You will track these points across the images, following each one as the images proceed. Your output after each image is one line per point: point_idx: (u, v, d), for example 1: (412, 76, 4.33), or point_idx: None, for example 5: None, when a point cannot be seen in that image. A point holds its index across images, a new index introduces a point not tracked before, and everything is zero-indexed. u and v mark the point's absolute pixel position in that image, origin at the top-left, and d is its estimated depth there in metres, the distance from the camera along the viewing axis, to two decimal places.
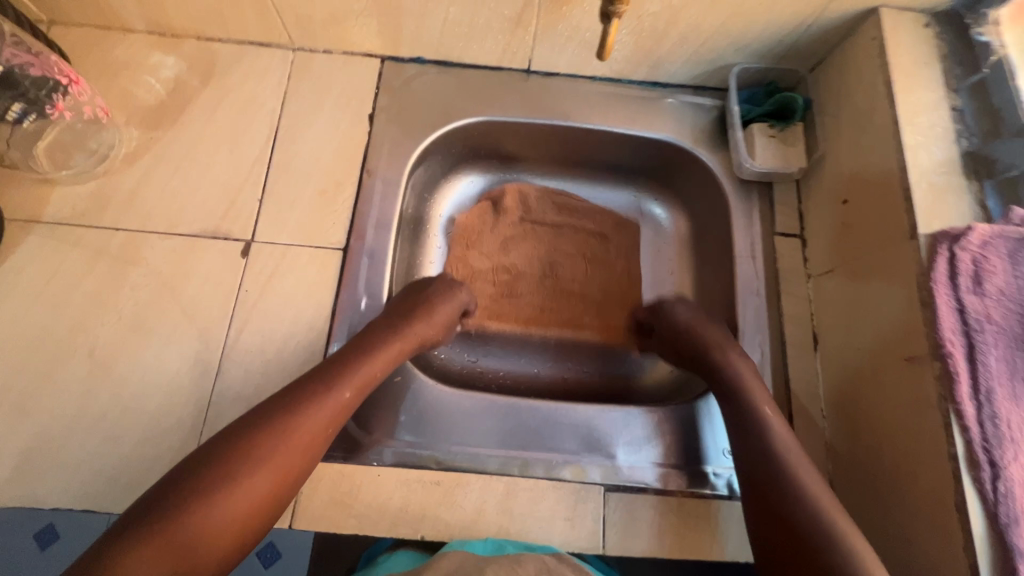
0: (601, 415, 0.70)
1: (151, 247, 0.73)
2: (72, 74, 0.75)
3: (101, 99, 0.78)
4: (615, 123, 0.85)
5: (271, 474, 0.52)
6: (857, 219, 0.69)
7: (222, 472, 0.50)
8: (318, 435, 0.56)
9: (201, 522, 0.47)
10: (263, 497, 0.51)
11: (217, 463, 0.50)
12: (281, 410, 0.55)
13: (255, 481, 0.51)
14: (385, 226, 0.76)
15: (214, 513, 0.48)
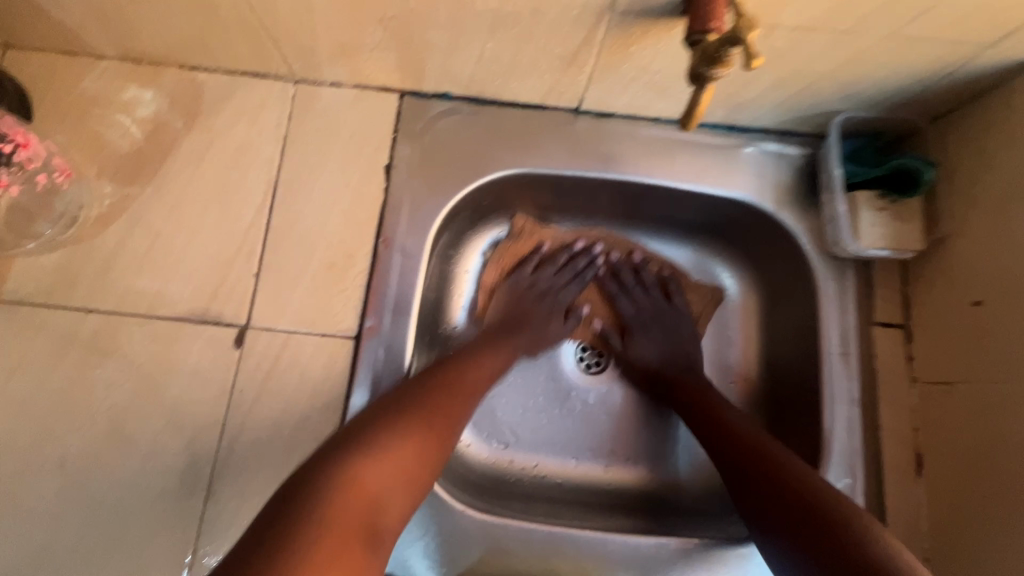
0: (657, 550, 0.60)
1: (128, 335, 0.61)
2: (19, 136, 0.61)
3: (60, 159, 0.65)
4: (680, 176, 0.70)
5: (436, 427, 0.52)
6: (995, 330, 0.55)
7: (409, 394, 0.54)
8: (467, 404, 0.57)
9: (389, 456, 0.48)
10: (428, 450, 0.51)
11: (392, 414, 0.51)
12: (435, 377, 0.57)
13: (427, 430, 0.52)
14: (404, 309, 0.64)
15: (395, 456, 0.48)
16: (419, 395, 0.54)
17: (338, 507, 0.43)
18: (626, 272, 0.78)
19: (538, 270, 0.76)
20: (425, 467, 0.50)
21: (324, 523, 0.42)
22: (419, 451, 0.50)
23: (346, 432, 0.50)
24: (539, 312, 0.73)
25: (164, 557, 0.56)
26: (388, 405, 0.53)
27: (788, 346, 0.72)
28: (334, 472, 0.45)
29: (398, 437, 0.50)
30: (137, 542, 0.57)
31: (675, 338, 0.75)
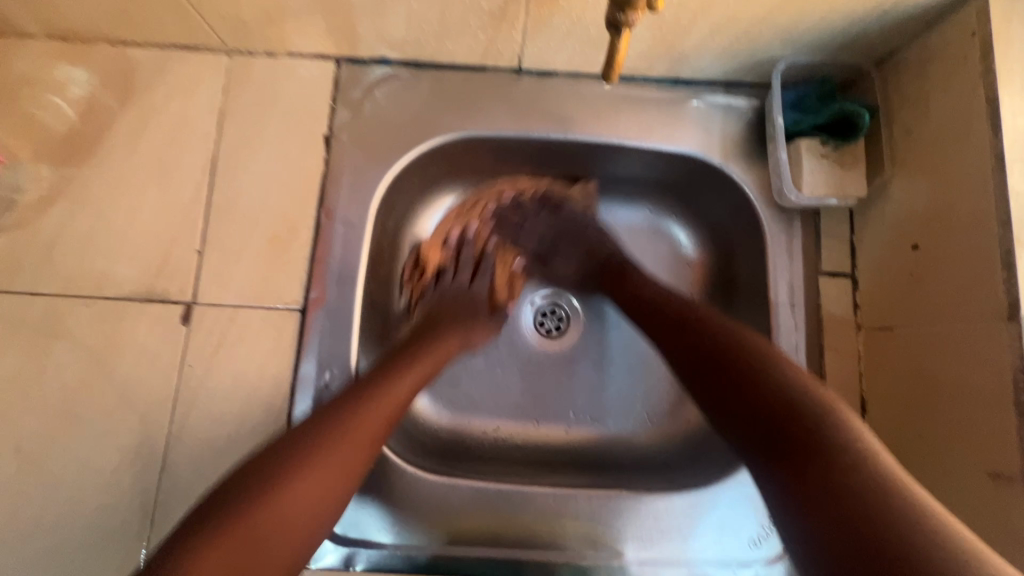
0: (606, 503, 0.61)
1: (76, 317, 0.62)
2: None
3: None
4: (626, 133, 0.69)
5: (313, 493, 0.44)
6: (930, 272, 0.55)
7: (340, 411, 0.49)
8: (364, 456, 0.48)
9: (265, 519, 0.41)
10: (305, 520, 0.43)
11: (263, 479, 0.43)
12: (315, 431, 0.47)
13: (312, 487, 0.44)
14: (349, 278, 0.64)
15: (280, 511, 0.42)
16: (295, 457, 0.45)
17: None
18: (507, 216, 0.76)
19: (444, 279, 0.74)
20: (304, 533, 0.43)
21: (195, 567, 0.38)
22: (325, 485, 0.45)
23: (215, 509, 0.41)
24: (465, 313, 0.69)
25: (123, 527, 0.58)
26: (258, 468, 0.44)
27: (741, 300, 0.72)
28: (195, 557, 0.38)
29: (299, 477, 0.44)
30: (98, 514, 0.58)
31: (583, 239, 0.73)
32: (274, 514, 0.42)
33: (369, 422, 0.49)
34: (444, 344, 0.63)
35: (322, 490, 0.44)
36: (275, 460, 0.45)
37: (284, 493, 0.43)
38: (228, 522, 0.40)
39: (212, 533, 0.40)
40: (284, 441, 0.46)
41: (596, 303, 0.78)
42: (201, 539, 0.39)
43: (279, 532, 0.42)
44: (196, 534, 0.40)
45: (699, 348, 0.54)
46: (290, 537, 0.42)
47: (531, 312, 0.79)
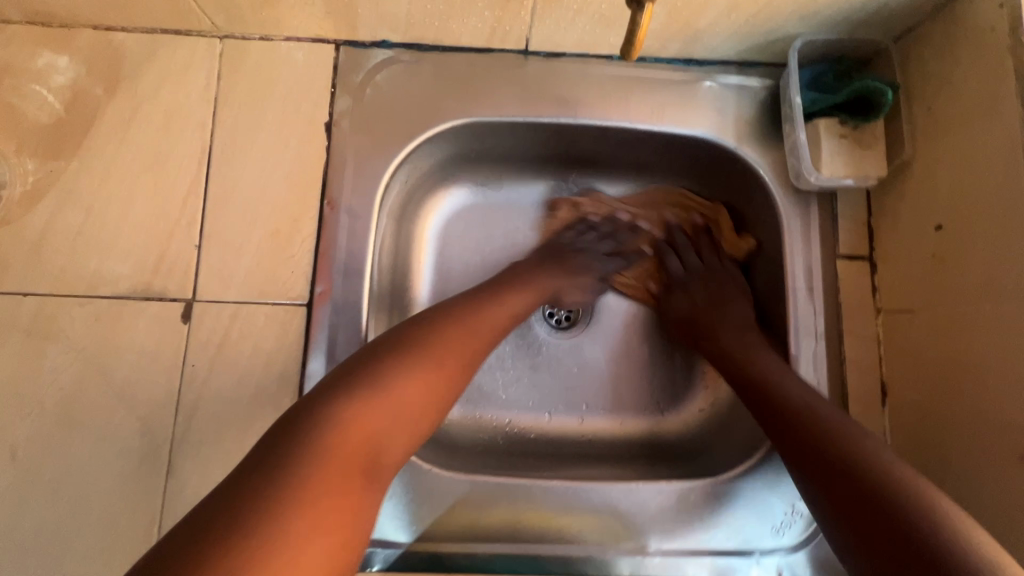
0: (627, 495, 0.60)
1: (69, 317, 0.59)
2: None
3: None
4: (639, 117, 0.67)
5: (439, 376, 0.47)
6: (954, 254, 0.54)
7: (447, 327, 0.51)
8: (476, 358, 0.51)
9: (396, 392, 0.44)
10: (423, 411, 0.45)
11: (397, 354, 0.46)
12: (437, 326, 0.50)
13: (437, 375, 0.47)
14: (357, 270, 0.62)
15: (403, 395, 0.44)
16: (412, 353, 0.47)
17: (345, 432, 0.40)
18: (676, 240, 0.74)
19: (576, 232, 0.74)
20: (427, 414, 0.46)
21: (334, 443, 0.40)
22: (437, 388, 0.46)
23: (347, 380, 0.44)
24: (578, 264, 0.70)
25: (128, 534, 0.56)
26: (388, 347, 0.47)
27: (756, 286, 0.70)
28: (336, 408, 0.41)
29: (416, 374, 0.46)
30: (102, 522, 0.56)
31: (715, 293, 0.69)
32: (406, 387, 0.44)
33: (479, 329, 0.53)
34: (545, 279, 0.65)
35: (445, 378, 0.47)
36: (403, 343, 0.47)
37: (414, 374, 0.45)
38: (365, 387, 0.43)
39: (350, 391, 0.43)
40: (410, 330, 0.49)
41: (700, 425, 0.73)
42: (340, 396, 0.42)
43: (407, 407, 0.44)
44: (333, 390, 0.43)
45: (769, 406, 0.53)
46: (412, 414, 0.44)
47: None
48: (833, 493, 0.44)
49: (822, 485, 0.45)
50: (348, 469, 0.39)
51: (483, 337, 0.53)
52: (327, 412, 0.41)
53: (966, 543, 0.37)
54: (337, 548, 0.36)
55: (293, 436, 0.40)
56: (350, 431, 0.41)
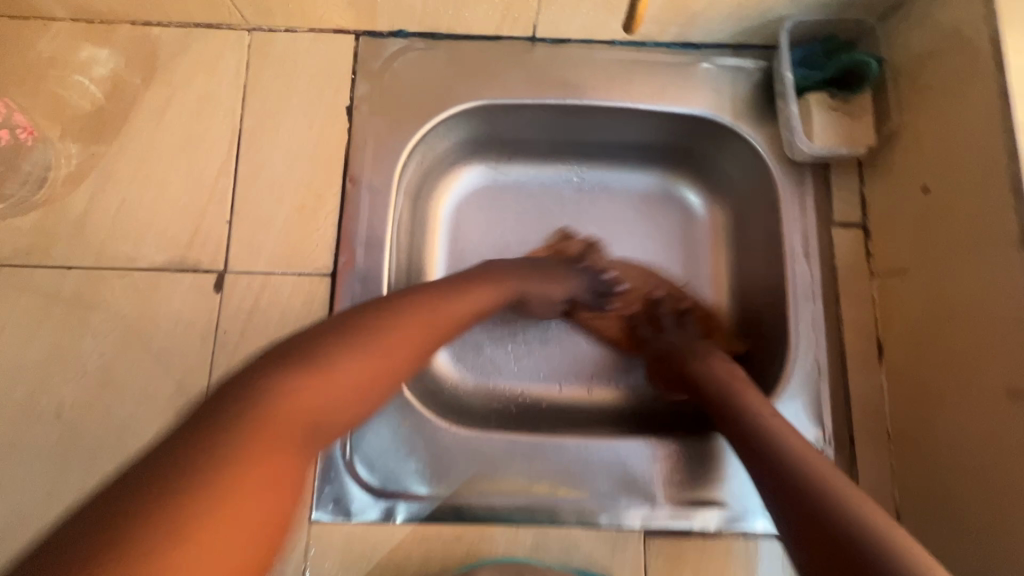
0: (635, 451, 0.62)
1: (110, 288, 0.63)
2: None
3: (21, 114, 0.66)
4: (640, 97, 0.71)
5: (376, 364, 0.46)
6: (941, 212, 0.57)
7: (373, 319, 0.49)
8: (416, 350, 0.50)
9: (326, 381, 0.42)
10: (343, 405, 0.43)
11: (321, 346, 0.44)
12: (372, 317, 0.49)
13: (371, 363, 0.45)
14: (378, 242, 0.66)
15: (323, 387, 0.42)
16: (334, 343, 0.45)
17: (271, 418, 0.38)
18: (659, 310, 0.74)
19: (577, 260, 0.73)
20: (358, 401, 0.44)
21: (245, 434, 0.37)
22: (360, 381, 0.44)
23: (260, 375, 0.41)
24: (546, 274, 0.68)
25: None
26: (321, 338, 0.45)
27: (755, 258, 0.74)
28: (265, 392, 0.39)
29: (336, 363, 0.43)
30: None
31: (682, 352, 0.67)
32: (336, 377, 0.43)
33: (421, 322, 0.51)
34: (515, 280, 0.64)
35: (379, 369, 0.46)
36: (328, 335, 0.46)
37: (344, 363, 0.44)
38: (294, 373, 0.41)
39: (277, 377, 0.41)
40: (347, 321, 0.48)
41: (703, 444, 0.63)
42: (266, 381, 0.40)
43: (337, 393, 0.42)
44: (258, 376, 0.41)
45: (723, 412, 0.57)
46: (340, 406, 0.43)
47: None
48: (776, 495, 0.46)
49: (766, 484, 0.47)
50: (273, 456, 0.37)
51: (429, 332, 0.51)
52: (254, 398, 0.39)
53: (884, 536, 0.39)
54: (254, 536, 0.34)
55: (215, 420, 0.37)
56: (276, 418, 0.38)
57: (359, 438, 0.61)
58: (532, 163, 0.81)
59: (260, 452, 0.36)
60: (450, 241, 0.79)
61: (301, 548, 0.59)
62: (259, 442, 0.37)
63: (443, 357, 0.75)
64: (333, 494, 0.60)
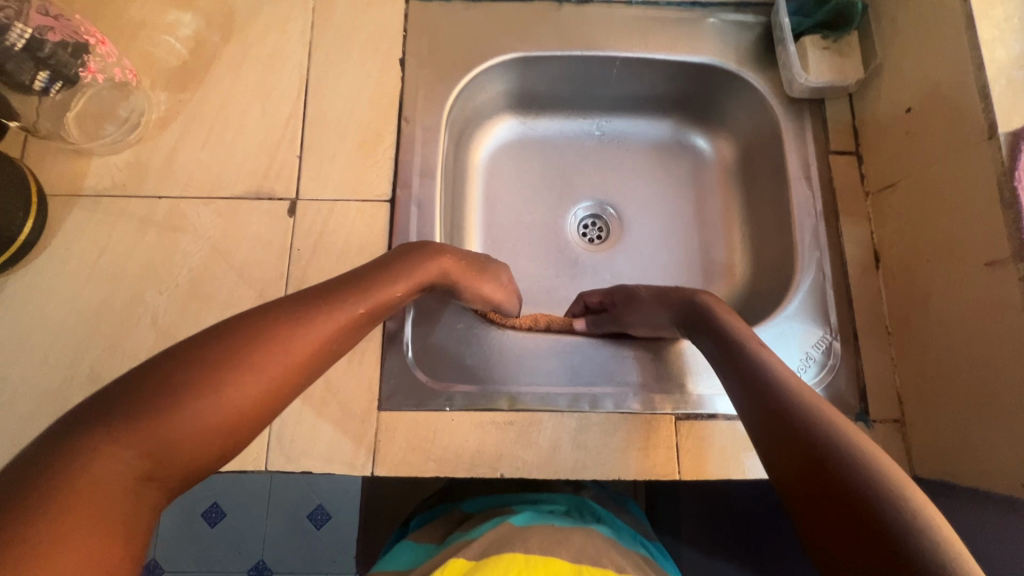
0: (664, 348, 0.70)
1: (197, 214, 0.72)
2: (97, 35, 0.73)
3: (128, 60, 0.76)
4: (655, 49, 0.81)
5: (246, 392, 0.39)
6: (923, 126, 0.66)
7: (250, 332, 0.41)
8: (301, 371, 0.42)
9: (173, 427, 0.36)
10: (205, 442, 0.37)
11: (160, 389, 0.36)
12: (244, 332, 0.41)
13: (237, 396, 0.38)
14: (430, 173, 0.75)
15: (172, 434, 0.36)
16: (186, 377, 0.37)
17: (89, 484, 0.33)
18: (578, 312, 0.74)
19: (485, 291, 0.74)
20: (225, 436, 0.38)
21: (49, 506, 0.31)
22: (229, 413, 0.38)
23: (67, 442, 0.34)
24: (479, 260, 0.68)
25: None
26: (164, 362, 0.38)
27: (763, 190, 0.83)
28: (100, 440, 0.34)
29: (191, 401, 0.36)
30: None
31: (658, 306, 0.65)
32: (180, 421, 0.36)
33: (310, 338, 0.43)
34: (425, 271, 0.59)
35: (249, 399, 0.39)
36: (179, 366, 0.38)
37: (194, 403, 0.36)
38: (123, 426, 0.35)
39: (97, 436, 0.34)
40: (201, 339, 0.40)
41: (667, 348, 0.70)
42: (88, 439, 0.34)
43: (192, 436, 0.36)
44: (77, 434, 0.34)
45: (727, 371, 0.53)
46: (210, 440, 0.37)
47: (574, 222, 0.90)
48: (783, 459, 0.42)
49: (777, 455, 0.43)
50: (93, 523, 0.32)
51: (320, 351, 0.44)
52: (71, 459, 0.33)
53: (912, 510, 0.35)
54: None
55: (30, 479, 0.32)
56: (99, 485, 0.33)
57: (419, 339, 0.69)
58: (557, 117, 0.91)
59: (78, 527, 0.31)
60: (492, 189, 0.89)
61: (369, 437, 0.65)
62: (74, 514, 0.31)
63: None
64: (396, 388, 0.67)
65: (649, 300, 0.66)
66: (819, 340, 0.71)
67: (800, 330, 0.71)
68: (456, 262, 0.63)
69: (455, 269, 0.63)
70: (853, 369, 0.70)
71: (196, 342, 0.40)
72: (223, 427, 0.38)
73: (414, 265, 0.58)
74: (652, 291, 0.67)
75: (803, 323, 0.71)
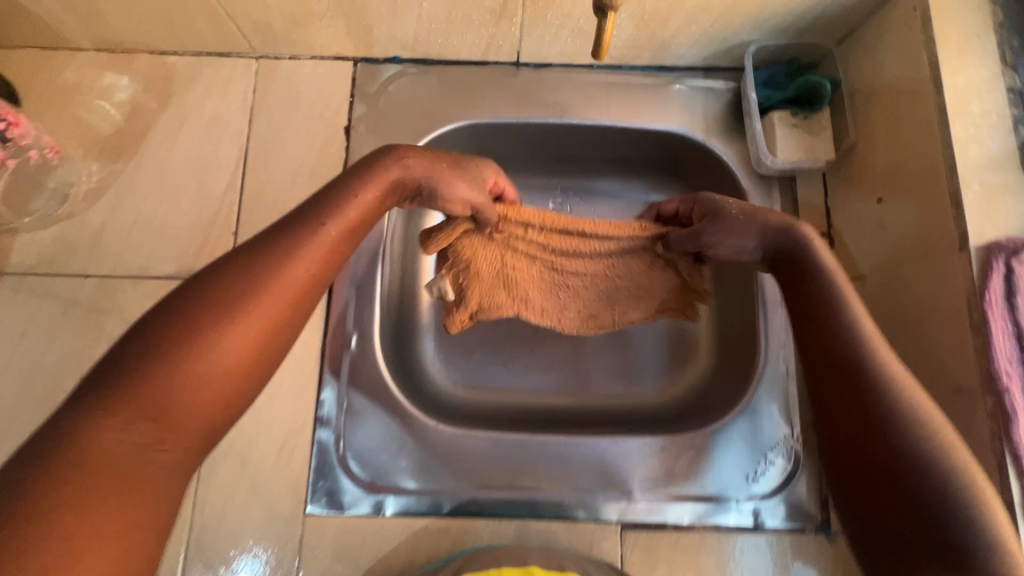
0: (615, 448, 0.66)
1: (126, 295, 0.68)
2: (10, 116, 0.67)
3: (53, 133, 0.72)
4: (617, 116, 0.76)
5: (245, 340, 0.40)
6: (894, 220, 0.61)
7: (229, 285, 0.41)
8: (288, 313, 0.43)
9: (170, 388, 0.37)
10: (217, 389, 0.38)
11: (150, 356, 0.37)
12: (228, 285, 0.41)
13: (224, 346, 0.39)
14: (370, 253, 0.71)
15: (178, 392, 0.37)
16: (177, 336, 0.38)
17: (104, 454, 0.34)
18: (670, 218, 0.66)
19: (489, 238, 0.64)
20: (237, 380, 0.39)
21: (74, 471, 0.33)
22: (231, 360, 0.39)
23: (71, 418, 0.35)
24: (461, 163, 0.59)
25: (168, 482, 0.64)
26: (156, 330, 0.38)
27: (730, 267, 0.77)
28: (101, 414, 0.35)
29: (189, 361, 0.37)
30: None
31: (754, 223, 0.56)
32: (186, 379, 0.37)
33: (290, 278, 0.43)
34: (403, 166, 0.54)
35: (245, 341, 0.40)
36: (166, 331, 0.38)
37: (188, 363, 0.37)
38: (119, 399, 0.35)
39: (100, 409, 0.35)
40: (181, 302, 0.40)
41: (618, 450, 0.66)
42: (85, 412, 0.35)
43: (191, 394, 0.37)
44: (80, 408, 0.35)
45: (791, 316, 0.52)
46: (224, 390, 0.39)
47: None
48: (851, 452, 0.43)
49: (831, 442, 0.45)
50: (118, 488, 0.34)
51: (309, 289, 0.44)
52: (78, 436, 0.34)
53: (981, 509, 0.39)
54: (140, 544, 0.34)
55: (48, 461, 0.33)
56: (113, 450, 0.34)
57: (351, 436, 0.65)
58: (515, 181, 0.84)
59: (95, 493, 0.33)
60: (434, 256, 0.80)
61: (294, 542, 0.62)
62: (95, 481, 0.33)
63: (429, 351, 0.79)
64: (325, 488, 0.63)
65: (740, 219, 0.57)
66: (780, 442, 0.66)
67: (757, 432, 0.66)
68: (417, 154, 0.55)
69: (418, 162, 0.55)
70: (813, 475, 0.65)
71: (173, 305, 0.40)
72: (231, 375, 0.39)
73: (381, 160, 0.54)
74: (740, 209, 0.58)
75: (761, 423, 0.67)
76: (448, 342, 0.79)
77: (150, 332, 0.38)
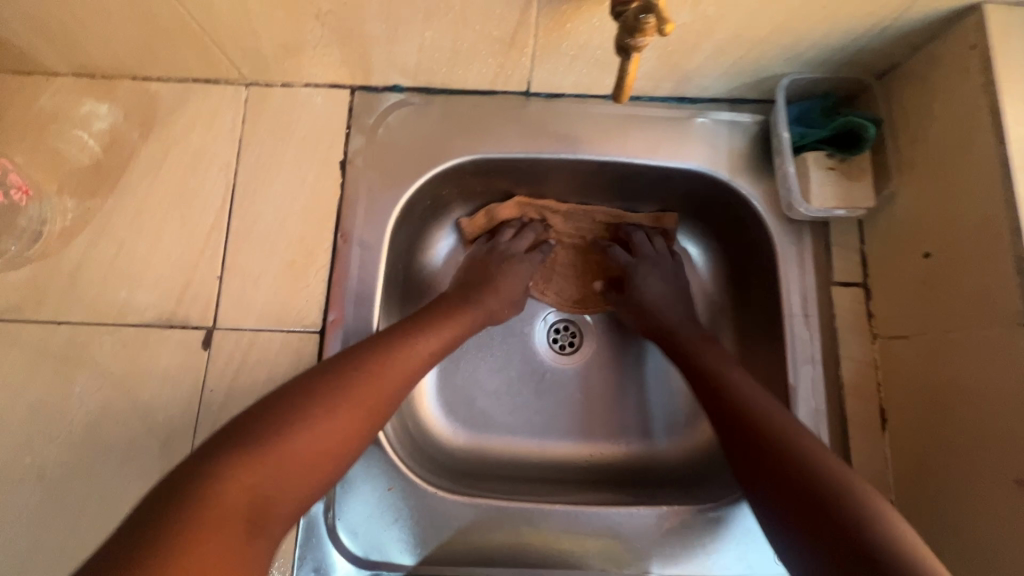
0: (630, 520, 0.60)
1: (100, 345, 0.63)
2: None
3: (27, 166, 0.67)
4: (634, 152, 0.70)
5: (342, 430, 0.48)
6: (943, 280, 0.56)
7: (334, 380, 0.50)
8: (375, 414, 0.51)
9: (286, 457, 0.44)
10: (312, 470, 0.46)
11: (274, 427, 0.45)
12: (330, 381, 0.50)
13: (328, 429, 0.47)
14: (366, 300, 0.65)
15: (287, 463, 0.44)
16: (293, 415, 0.46)
17: (223, 506, 0.40)
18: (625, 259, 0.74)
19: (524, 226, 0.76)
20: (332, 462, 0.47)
21: (193, 522, 0.39)
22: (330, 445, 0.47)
23: (199, 477, 0.42)
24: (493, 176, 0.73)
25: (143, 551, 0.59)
26: (275, 408, 0.47)
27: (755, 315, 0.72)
28: (227, 473, 0.42)
29: (298, 439, 0.45)
30: None
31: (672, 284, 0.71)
32: (296, 454, 0.45)
33: (383, 382, 0.52)
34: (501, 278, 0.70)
35: (344, 431, 0.48)
36: (285, 409, 0.47)
37: (302, 440, 0.45)
38: (244, 462, 0.43)
39: (225, 468, 0.42)
40: (296, 388, 0.49)
41: (632, 523, 0.60)
42: (212, 470, 0.42)
43: (294, 469, 0.45)
44: (209, 465, 0.42)
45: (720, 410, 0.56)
46: (318, 470, 0.46)
47: (543, 332, 0.77)
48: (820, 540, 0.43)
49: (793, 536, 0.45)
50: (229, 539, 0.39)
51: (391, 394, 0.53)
52: (207, 491, 0.41)
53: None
54: None
55: (175, 511, 0.39)
56: (229, 505, 0.41)
57: (344, 504, 0.60)
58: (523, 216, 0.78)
59: (208, 543, 0.38)
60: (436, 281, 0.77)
61: None
62: (209, 532, 0.39)
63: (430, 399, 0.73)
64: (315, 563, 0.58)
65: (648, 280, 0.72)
66: None
67: None
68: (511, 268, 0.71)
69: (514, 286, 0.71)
70: None
71: (289, 390, 0.49)
72: (329, 456, 0.47)
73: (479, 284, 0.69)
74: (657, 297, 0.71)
75: None
76: (450, 389, 0.74)
77: (270, 409, 0.47)
